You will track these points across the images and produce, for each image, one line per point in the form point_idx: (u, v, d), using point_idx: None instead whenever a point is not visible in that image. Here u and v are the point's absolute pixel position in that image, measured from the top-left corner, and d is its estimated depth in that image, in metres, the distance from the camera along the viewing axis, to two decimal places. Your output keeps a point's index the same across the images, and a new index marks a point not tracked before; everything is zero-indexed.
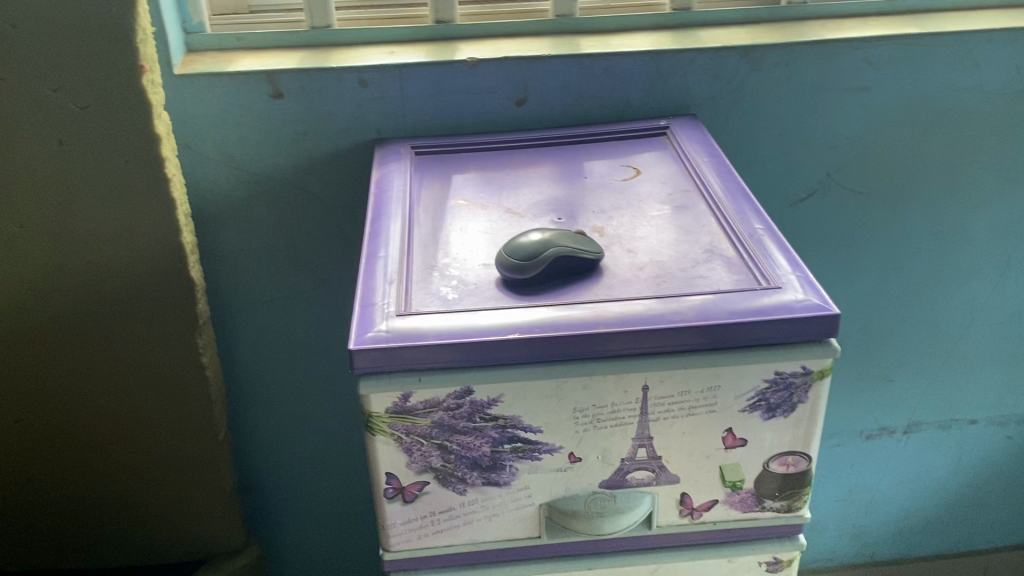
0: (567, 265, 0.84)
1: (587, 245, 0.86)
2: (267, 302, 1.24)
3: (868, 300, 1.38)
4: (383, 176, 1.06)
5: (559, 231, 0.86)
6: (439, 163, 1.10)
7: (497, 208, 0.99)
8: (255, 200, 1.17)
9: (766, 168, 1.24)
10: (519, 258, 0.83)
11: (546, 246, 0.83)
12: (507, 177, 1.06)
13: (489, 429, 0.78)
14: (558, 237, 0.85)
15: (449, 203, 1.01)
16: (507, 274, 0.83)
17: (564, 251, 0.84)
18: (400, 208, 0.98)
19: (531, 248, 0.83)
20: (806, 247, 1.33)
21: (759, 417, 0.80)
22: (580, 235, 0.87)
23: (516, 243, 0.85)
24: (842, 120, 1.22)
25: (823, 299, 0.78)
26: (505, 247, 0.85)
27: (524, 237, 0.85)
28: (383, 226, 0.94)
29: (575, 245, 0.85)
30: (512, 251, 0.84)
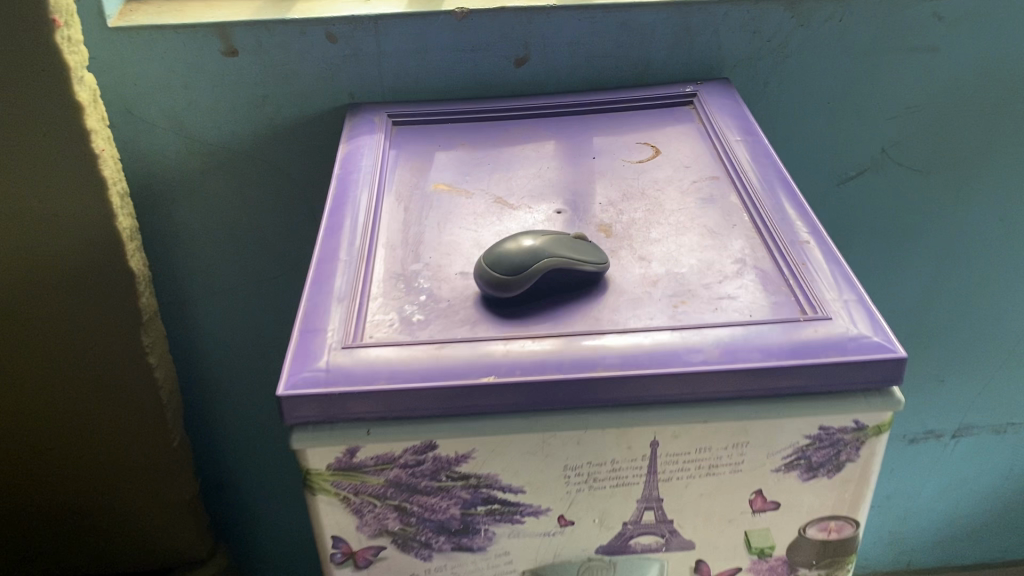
0: (563, 280, 0.68)
1: (592, 255, 0.69)
2: (228, 289, 1.09)
3: (921, 291, 1.21)
4: (351, 152, 0.89)
5: (556, 235, 0.70)
6: (420, 138, 0.92)
7: (484, 196, 0.83)
8: (209, 174, 1.01)
9: (809, 142, 1.06)
10: (503, 271, 0.66)
11: (538, 257, 0.67)
12: (499, 158, 0.89)
13: (458, 488, 0.63)
14: (555, 245, 0.68)
15: (427, 190, 0.84)
16: (486, 291, 0.67)
17: (561, 263, 0.67)
18: (367, 197, 0.81)
19: (519, 258, 0.67)
20: (852, 232, 1.15)
21: (797, 477, 0.64)
22: (581, 240, 0.70)
23: (502, 250, 0.68)
24: (901, 87, 1.03)
25: (884, 335, 0.61)
26: (488, 254, 0.69)
27: (514, 242, 0.69)
28: (341, 220, 0.78)
29: (574, 253, 0.68)
30: (496, 260, 0.67)
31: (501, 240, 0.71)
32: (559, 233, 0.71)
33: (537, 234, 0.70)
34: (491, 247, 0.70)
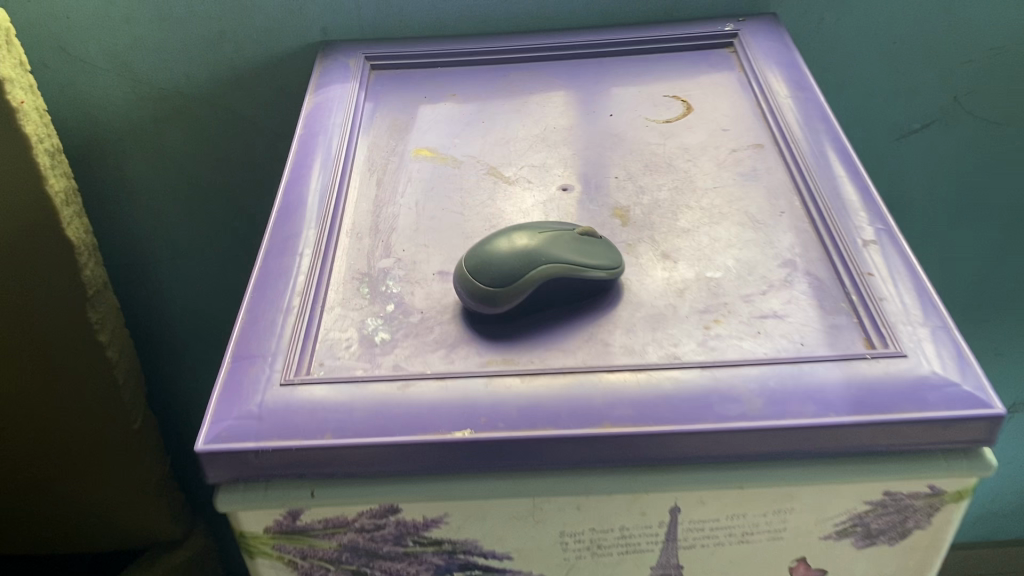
0: (565, 291, 0.54)
1: (603, 259, 0.55)
2: (196, 243, 0.98)
3: (984, 258, 1.06)
4: (319, 104, 0.74)
5: (559, 234, 0.56)
6: (404, 87, 0.78)
7: (475, 165, 0.68)
8: (164, 121, 0.88)
9: (866, 88, 0.90)
10: (491, 280, 0.53)
11: (535, 263, 0.53)
12: (497, 114, 0.74)
13: (430, 554, 0.51)
14: (556, 248, 0.55)
15: (407, 156, 0.70)
16: (470, 304, 0.54)
17: (563, 271, 0.53)
18: (333, 163, 0.67)
19: (511, 264, 0.53)
20: (910, 192, 0.99)
21: (851, 545, 0.52)
22: (590, 238, 0.57)
23: (491, 252, 0.54)
24: (985, 24, 0.85)
25: (975, 382, 0.47)
26: (473, 256, 0.55)
27: (505, 241, 0.55)
28: (301, 195, 0.64)
29: (580, 258, 0.54)
30: (482, 266, 0.54)
31: (491, 236, 0.57)
32: (563, 228, 0.57)
33: (534, 231, 0.56)
34: (478, 245, 0.56)
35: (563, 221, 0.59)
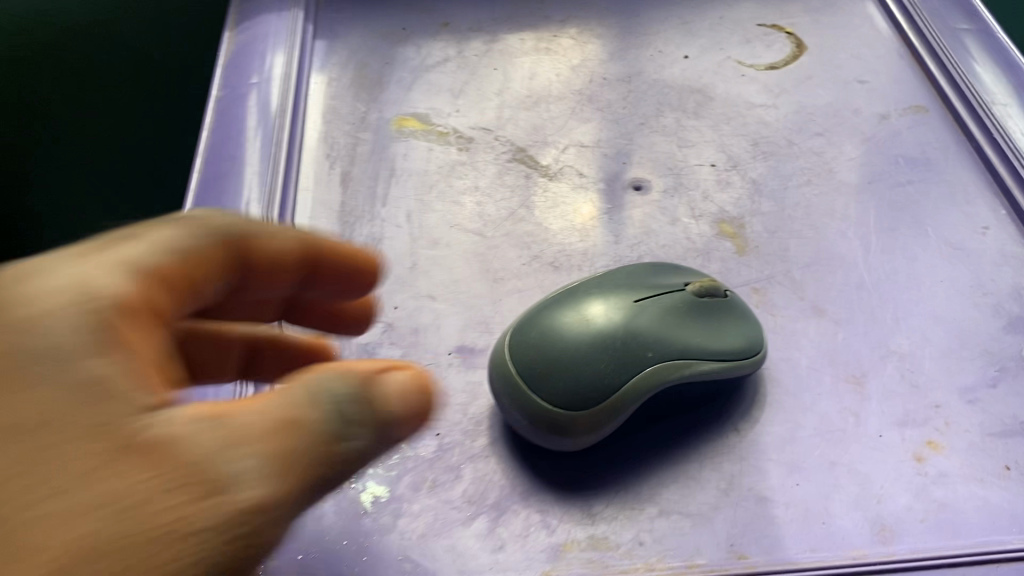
0: (678, 397, 0.33)
1: (738, 343, 0.34)
2: (73, 225, 0.72)
3: None
4: (244, 45, 0.49)
5: (663, 299, 0.34)
6: (369, 14, 0.52)
7: (494, 146, 0.45)
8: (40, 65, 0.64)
9: None
10: (560, 397, 0.31)
11: (635, 362, 0.31)
12: (513, 57, 0.50)
13: None
14: (664, 331, 0.33)
15: (384, 129, 0.46)
16: (524, 430, 0.32)
17: (678, 374, 0.32)
18: (269, 150, 0.43)
19: (593, 364, 0.31)
20: None
21: None
22: (713, 300, 0.35)
23: (555, 339, 0.32)
24: None
25: None
26: (520, 343, 0.32)
27: (578, 317, 0.32)
28: (221, 211, 0.40)
29: (704, 346, 0.33)
30: (543, 368, 0.31)
31: (546, 302, 0.34)
32: (665, 284, 0.35)
33: (623, 292, 0.34)
34: (525, 320, 0.34)
35: (655, 263, 0.37)
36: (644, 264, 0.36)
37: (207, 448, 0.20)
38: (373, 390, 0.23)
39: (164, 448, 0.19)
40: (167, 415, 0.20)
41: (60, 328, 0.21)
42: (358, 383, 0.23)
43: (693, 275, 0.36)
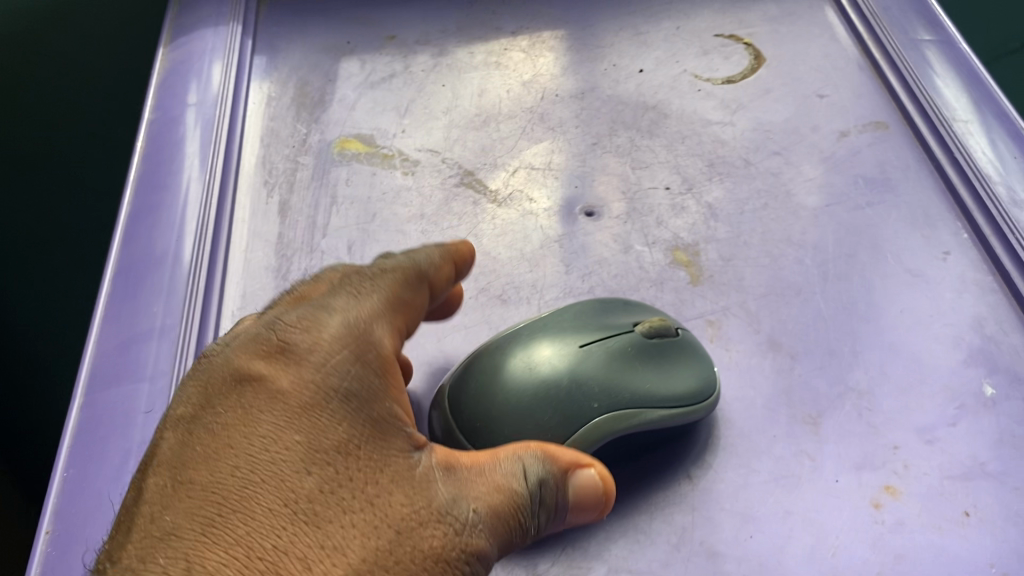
0: (628, 445, 0.32)
1: (688, 386, 0.32)
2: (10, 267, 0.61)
3: None
4: (179, 64, 0.46)
5: (610, 342, 0.32)
6: (311, 27, 0.50)
7: (440, 169, 0.43)
8: None
9: None
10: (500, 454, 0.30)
11: (578, 415, 0.30)
12: (462, 72, 0.48)
13: None
14: (610, 379, 0.31)
15: (325, 152, 0.44)
16: None
17: (624, 424, 0.31)
18: (203, 178, 0.41)
19: (535, 419, 0.30)
20: None
21: None
22: (664, 341, 0.33)
23: (496, 392, 0.31)
24: None
25: None
26: (461, 396, 0.31)
27: (520, 366, 0.31)
28: (150, 247, 0.38)
29: (653, 393, 0.31)
30: (484, 423, 0.30)
31: (490, 345, 0.33)
32: (615, 325, 0.33)
33: (570, 336, 0.32)
34: (468, 367, 0.32)
35: (606, 299, 0.35)
36: (594, 300, 0.35)
37: (444, 493, 0.23)
38: (577, 474, 0.25)
39: (415, 484, 0.23)
40: (420, 460, 0.24)
41: (344, 373, 0.25)
42: (561, 469, 0.25)
43: (643, 314, 0.34)
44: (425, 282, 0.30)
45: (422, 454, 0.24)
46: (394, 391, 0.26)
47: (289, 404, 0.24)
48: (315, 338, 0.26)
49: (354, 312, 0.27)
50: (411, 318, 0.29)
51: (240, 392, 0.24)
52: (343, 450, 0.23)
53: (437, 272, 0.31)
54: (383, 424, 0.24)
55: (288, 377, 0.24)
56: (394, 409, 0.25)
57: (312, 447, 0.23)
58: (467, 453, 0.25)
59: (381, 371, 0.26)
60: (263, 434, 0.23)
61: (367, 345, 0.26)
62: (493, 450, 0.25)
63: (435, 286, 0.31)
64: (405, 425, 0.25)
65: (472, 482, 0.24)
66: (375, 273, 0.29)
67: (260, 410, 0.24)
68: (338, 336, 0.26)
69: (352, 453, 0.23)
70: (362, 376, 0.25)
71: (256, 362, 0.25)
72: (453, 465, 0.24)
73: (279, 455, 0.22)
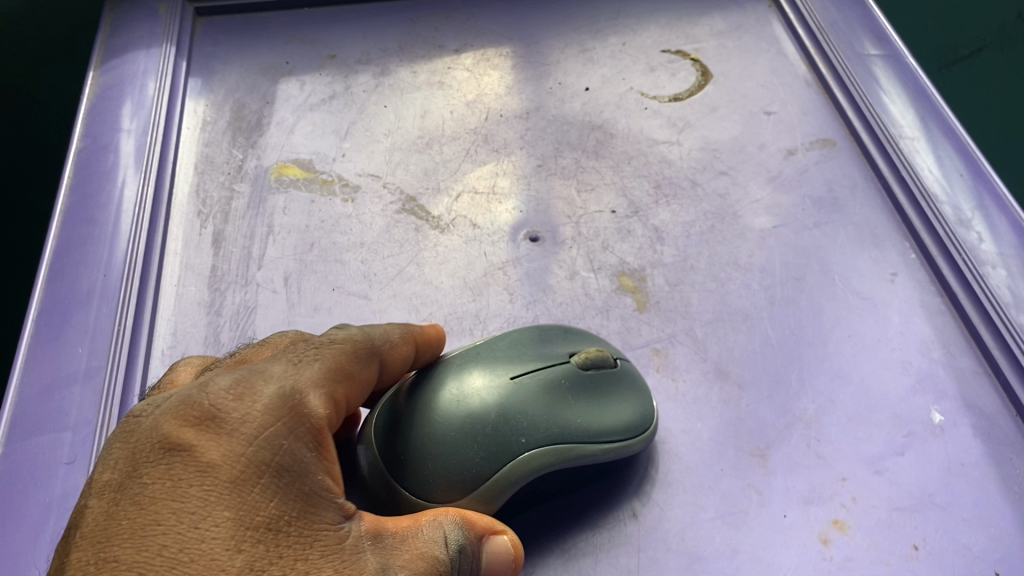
0: (557, 479, 0.30)
1: (626, 419, 0.31)
2: None
3: None
4: (108, 88, 0.45)
5: (545, 371, 0.31)
6: (249, 48, 0.49)
7: (382, 195, 0.42)
8: None
9: None
10: (421, 491, 0.28)
11: (508, 448, 0.28)
12: (404, 92, 0.46)
13: None
14: (544, 410, 0.30)
15: (262, 179, 0.42)
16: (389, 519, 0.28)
17: (558, 456, 0.29)
18: (133, 209, 0.39)
19: (461, 452, 0.28)
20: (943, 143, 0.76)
21: None
22: (598, 372, 0.32)
23: (421, 422, 0.29)
24: None
25: None
26: (384, 425, 0.30)
27: (447, 393, 0.29)
28: (76, 285, 0.36)
29: (587, 427, 0.30)
30: (406, 456, 0.28)
31: (415, 376, 0.31)
32: (549, 355, 0.32)
33: (502, 363, 0.31)
34: (391, 398, 0.30)
35: (541, 327, 0.34)
36: (529, 329, 0.34)
37: (374, 565, 0.23)
38: (491, 540, 0.26)
39: (346, 557, 0.22)
40: (349, 532, 0.23)
41: (280, 444, 0.23)
42: (476, 534, 0.25)
43: (579, 342, 0.33)
44: (374, 358, 0.29)
45: (349, 526, 0.24)
46: (326, 463, 0.24)
47: (223, 478, 0.21)
48: (248, 406, 0.23)
49: (292, 375, 0.25)
50: (355, 393, 0.27)
51: (162, 460, 0.22)
52: (278, 527, 0.22)
53: (392, 351, 0.30)
54: (315, 498, 0.23)
55: (219, 448, 0.22)
56: (326, 481, 0.24)
57: (246, 525, 0.21)
58: (388, 522, 0.24)
59: (318, 444, 0.24)
60: (193, 509, 0.21)
61: (307, 411, 0.24)
62: (415, 516, 0.25)
63: (385, 365, 0.30)
64: (333, 495, 0.24)
65: (398, 552, 0.24)
66: (324, 339, 0.27)
67: (190, 484, 0.21)
68: (277, 400, 0.24)
69: (287, 530, 0.22)
70: (297, 447, 0.23)
71: (181, 427, 0.22)
72: (377, 539, 0.24)
73: (213, 534, 0.20)
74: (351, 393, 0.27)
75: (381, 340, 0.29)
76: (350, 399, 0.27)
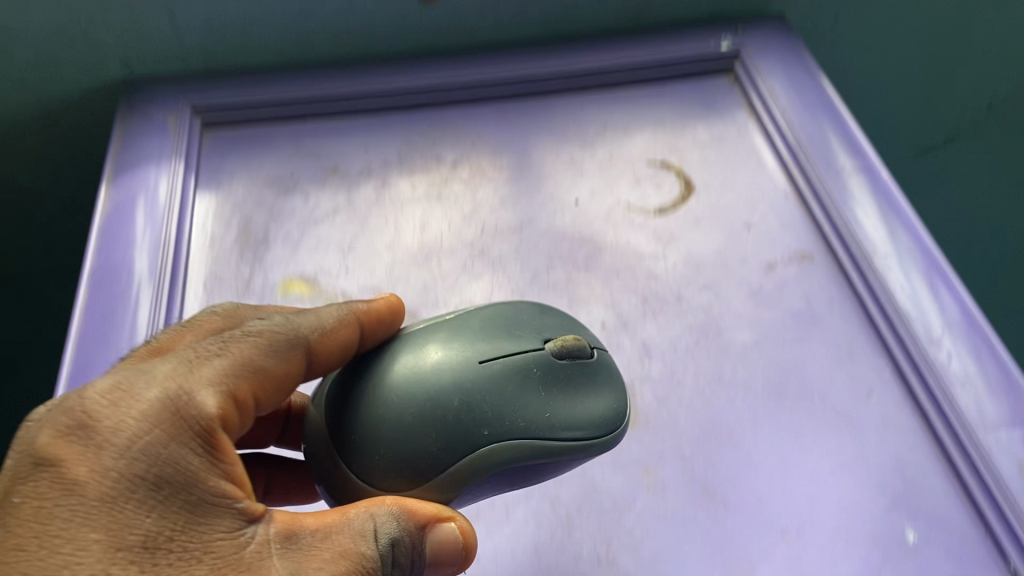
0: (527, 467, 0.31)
1: (592, 415, 0.31)
2: None
3: None
4: (121, 206, 0.47)
5: (515, 359, 0.31)
6: (255, 163, 0.51)
7: None
8: None
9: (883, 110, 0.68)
10: (373, 475, 0.29)
11: (467, 439, 0.29)
12: (404, 206, 0.49)
13: None
14: (506, 402, 0.30)
15: (268, 295, 0.44)
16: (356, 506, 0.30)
17: (514, 456, 0.29)
18: (147, 326, 0.41)
19: (416, 438, 0.29)
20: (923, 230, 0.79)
21: None
22: (575, 361, 0.32)
23: (378, 401, 0.30)
24: None
25: None
26: (344, 403, 0.30)
27: (406, 377, 0.30)
28: None
29: (553, 421, 0.30)
30: (361, 434, 0.29)
31: (370, 352, 0.32)
32: (524, 336, 0.32)
33: (470, 345, 0.31)
34: (355, 375, 0.31)
35: (521, 305, 0.34)
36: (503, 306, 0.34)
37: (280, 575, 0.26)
38: (431, 527, 0.28)
39: (242, 567, 0.25)
40: (248, 538, 0.26)
41: (158, 454, 0.25)
42: (412, 523, 0.28)
43: (557, 328, 0.33)
44: (300, 346, 0.31)
45: (250, 529, 0.27)
46: (222, 462, 0.27)
47: (99, 498, 0.24)
48: (122, 415, 0.26)
49: (179, 376, 0.27)
50: (275, 384, 0.30)
51: (38, 477, 0.25)
52: (160, 541, 0.24)
53: (324, 337, 0.31)
54: (201, 506, 0.26)
55: (87, 465, 0.25)
56: (216, 486, 0.26)
57: (117, 545, 0.24)
58: (317, 518, 0.27)
59: (210, 444, 0.26)
60: (58, 532, 0.24)
61: (195, 416, 0.26)
62: (344, 509, 0.27)
63: (318, 353, 0.31)
64: (225, 498, 0.26)
65: (315, 550, 0.26)
66: (240, 334, 0.29)
67: (61, 508, 0.24)
68: (157, 406, 0.26)
69: (167, 546, 0.24)
70: (178, 455, 0.26)
71: (55, 442, 0.25)
72: (302, 538, 0.27)
73: (80, 556, 0.23)
74: (269, 386, 0.29)
75: (310, 329, 0.31)
76: (268, 390, 0.29)
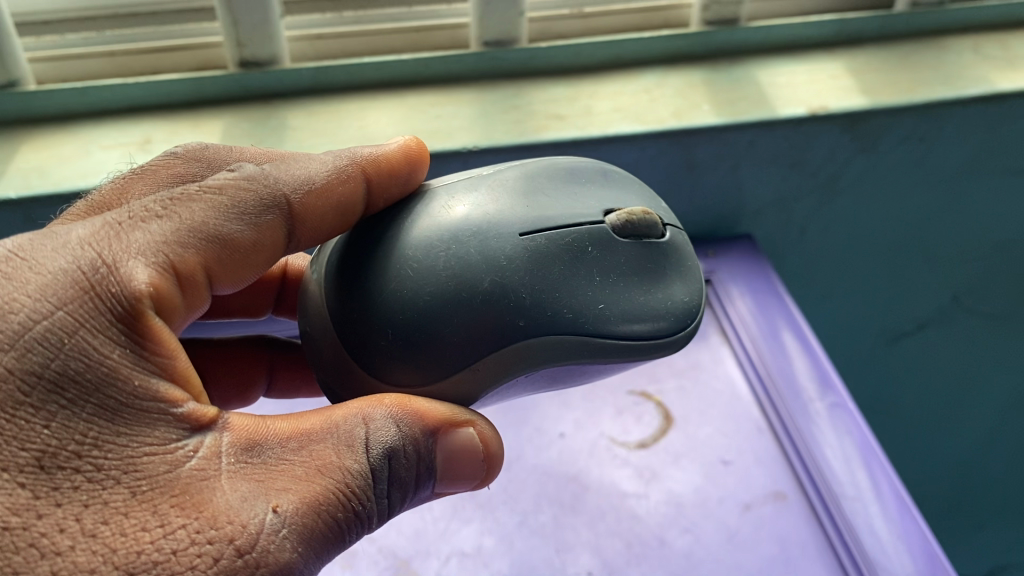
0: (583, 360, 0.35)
1: (653, 307, 0.35)
2: None
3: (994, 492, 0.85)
4: None
5: (567, 235, 0.34)
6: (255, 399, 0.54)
7: (376, 558, 0.46)
8: None
9: (854, 309, 0.71)
10: (385, 369, 0.34)
11: (499, 324, 0.33)
12: None
13: None
14: (552, 286, 0.34)
15: None
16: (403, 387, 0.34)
17: (561, 346, 0.34)
18: None
19: (436, 309, 0.33)
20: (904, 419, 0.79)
21: None
22: (639, 239, 0.36)
23: (398, 274, 0.34)
24: (1002, 226, 0.65)
25: None
26: (379, 268, 0.35)
27: (424, 247, 0.34)
28: None
29: (607, 311, 0.34)
30: (384, 298, 0.34)
31: (380, 218, 0.37)
32: (580, 202, 0.36)
33: (513, 210, 0.35)
34: (377, 247, 0.35)
35: (579, 169, 0.38)
36: (557, 169, 0.37)
37: (227, 496, 0.30)
38: (433, 437, 0.34)
39: (169, 481, 0.29)
40: (186, 444, 0.30)
41: (63, 342, 0.29)
42: (416, 424, 0.33)
43: (627, 203, 0.37)
44: (266, 215, 0.35)
45: (190, 441, 0.30)
46: (150, 354, 0.31)
47: None
48: (33, 290, 0.29)
49: (105, 245, 0.31)
50: (236, 251, 0.34)
51: None
52: (68, 457, 0.28)
53: (307, 204, 0.36)
54: (122, 410, 0.30)
55: None
56: (142, 385, 0.30)
57: (6, 466, 0.28)
58: (303, 426, 0.32)
59: (130, 330, 0.30)
60: None
61: (113, 289, 0.30)
62: (342, 411, 0.33)
63: (303, 215, 0.36)
64: (151, 383, 0.30)
65: (291, 456, 0.31)
66: (197, 191, 0.33)
67: None
68: (67, 279, 0.30)
69: (72, 464, 0.28)
70: (85, 342, 0.29)
71: None
72: (282, 443, 0.32)
73: None
74: (225, 256, 0.34)
75: (297, 199, 0.36)
76: (222, 258, 0.34)
